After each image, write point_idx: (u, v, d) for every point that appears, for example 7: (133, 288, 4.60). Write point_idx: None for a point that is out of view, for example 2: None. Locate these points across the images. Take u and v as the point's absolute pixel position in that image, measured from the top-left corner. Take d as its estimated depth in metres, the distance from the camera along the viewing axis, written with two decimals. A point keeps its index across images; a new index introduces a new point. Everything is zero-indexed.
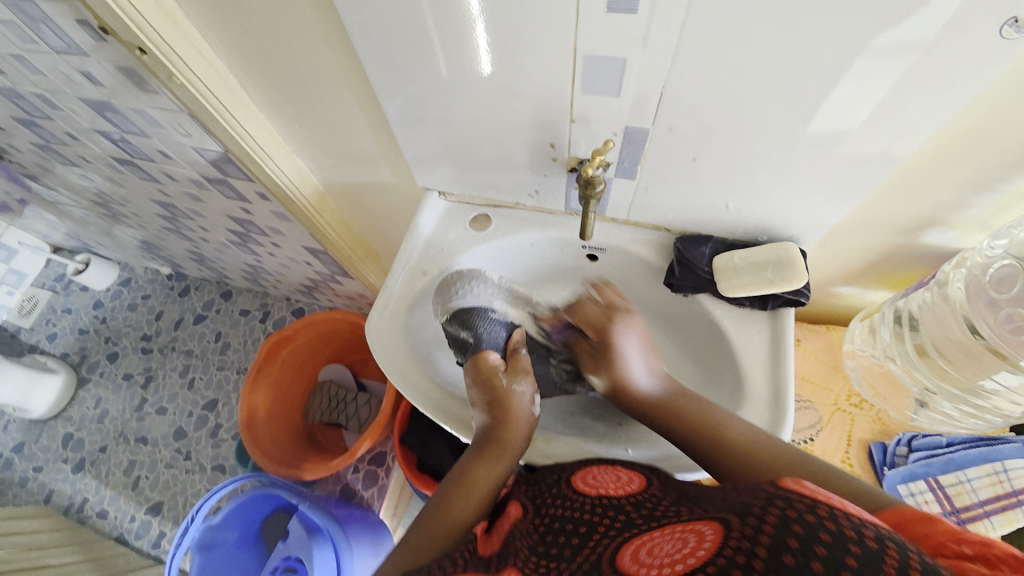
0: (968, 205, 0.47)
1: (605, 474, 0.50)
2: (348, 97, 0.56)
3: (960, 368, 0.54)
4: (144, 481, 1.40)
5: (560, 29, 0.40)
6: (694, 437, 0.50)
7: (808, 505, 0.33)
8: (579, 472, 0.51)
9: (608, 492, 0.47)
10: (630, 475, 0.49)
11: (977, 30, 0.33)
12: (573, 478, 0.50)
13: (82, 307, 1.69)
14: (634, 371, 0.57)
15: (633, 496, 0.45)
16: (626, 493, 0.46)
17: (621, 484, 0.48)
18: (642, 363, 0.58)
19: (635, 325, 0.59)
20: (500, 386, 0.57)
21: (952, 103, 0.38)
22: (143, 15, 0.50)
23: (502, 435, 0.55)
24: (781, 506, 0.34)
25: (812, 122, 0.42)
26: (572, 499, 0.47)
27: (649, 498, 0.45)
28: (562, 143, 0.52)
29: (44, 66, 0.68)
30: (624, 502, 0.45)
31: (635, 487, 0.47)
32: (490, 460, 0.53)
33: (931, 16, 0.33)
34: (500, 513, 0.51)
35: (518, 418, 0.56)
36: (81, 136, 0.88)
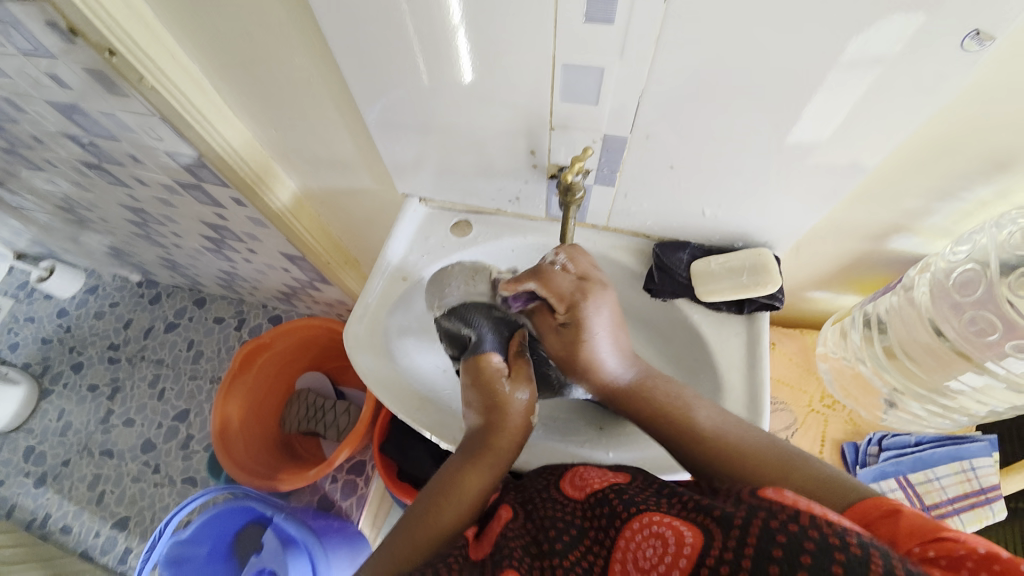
0: (931, 212, 0.49)
1: (591, 470, 0.49)
2: (326, 102, 0.55)
3: (927, 370, 0.57)
4: (110, 496, 1.34)
5: (540, 38, 0.41)
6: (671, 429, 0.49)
7: (792, 516, 0.33)
8: (565, 473, 0.50)
9: (592, 488, 0.46)
10: (615, 470, 0.48)
11: (938, 46, 0.35)
12: (561, 481, 0.49)
13: (45, 315, 1.62)
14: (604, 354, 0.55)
15: (616, 488, 0.45)
16: (611, 486, 0.46)
17: (607, 478, 0.47)
18: (612, 345, 0.55)
19: (607, 300, 0.56)
20: (500, 393, 0.54)
21: (915, 116, 0.39)
22: (113, 16, 0.48)
23: (496, 438, 0.52)
24: (762, 516, 0.34)
25: (790, 132, 0.43)
26: (560, 499, 0.47)
27: (631, 490, 0.45)
28: (542, 150, 0.52)
29: (7, 66, 0.65)
30: (608, 495, 0.44)
31: (620, 480, 0.47)
32: (481, 462, 0.51)
33: (896, 33, 0.34)
34: (492, 517, 0.48)
35: (513, 421, 0.53)
36: (45, 138, 0.85)
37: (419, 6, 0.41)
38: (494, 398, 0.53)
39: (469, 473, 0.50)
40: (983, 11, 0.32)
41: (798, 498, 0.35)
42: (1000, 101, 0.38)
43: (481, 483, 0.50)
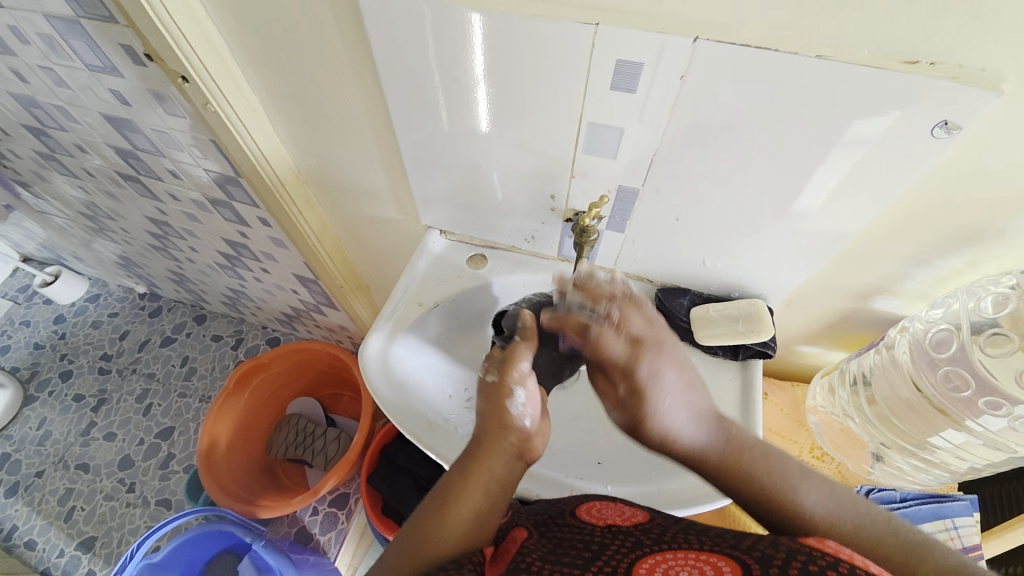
0: (909, 276, 0.54)
1: (608, 507, 0.49)
2: (368, 136, 0.61)
3: (910, 426, 0.60)
4: (79, 513, 1.29)
5: (569, 100, 0.47)
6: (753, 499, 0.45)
7: (830, 561, 0.33)
8: (581, 505, 0.50)
9: (613, 522, 0.45)
10: (634, 510, 0.48)
11: (913, 131, 0.40)
12: (577, 510, 0.49)
13: (42, 320, 1.63)
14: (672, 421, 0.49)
15: (641, 526, 0.45)
16: (633, 522, 0.45)
17: (625, 516, 0.47)
18: (683, 406, 0.49)
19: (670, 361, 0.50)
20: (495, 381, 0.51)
21: (893, 191, 0.45)
22: (198, 53, 0.54)
23: (484, 468, 0.46)
24: (802, 559, 0.33)
25: (793, 202, 0.49)
26: (579, 526, 0.45)
27: (655, 527, 0.44)
28: (561, 197, 0.58)
29: (72, 81, 0.71)
30: (634, 529, 0.44)
31: (639, 519, 0.46)
32: (471, 496, 0.45)
33: (879, 118, 0.40)
34: (504, 538, 0.46)
35: (501, 449, 0.47)
36: (89, 148, 0.90)
37: (465, 63, 0.47)
38: (500, 418, 0.48)
39: (455, 507, 0.44)
40: (952, 106, 0.38)
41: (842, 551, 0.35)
42: (966, 183, 0.44)
43: (471, 518, 0.44)
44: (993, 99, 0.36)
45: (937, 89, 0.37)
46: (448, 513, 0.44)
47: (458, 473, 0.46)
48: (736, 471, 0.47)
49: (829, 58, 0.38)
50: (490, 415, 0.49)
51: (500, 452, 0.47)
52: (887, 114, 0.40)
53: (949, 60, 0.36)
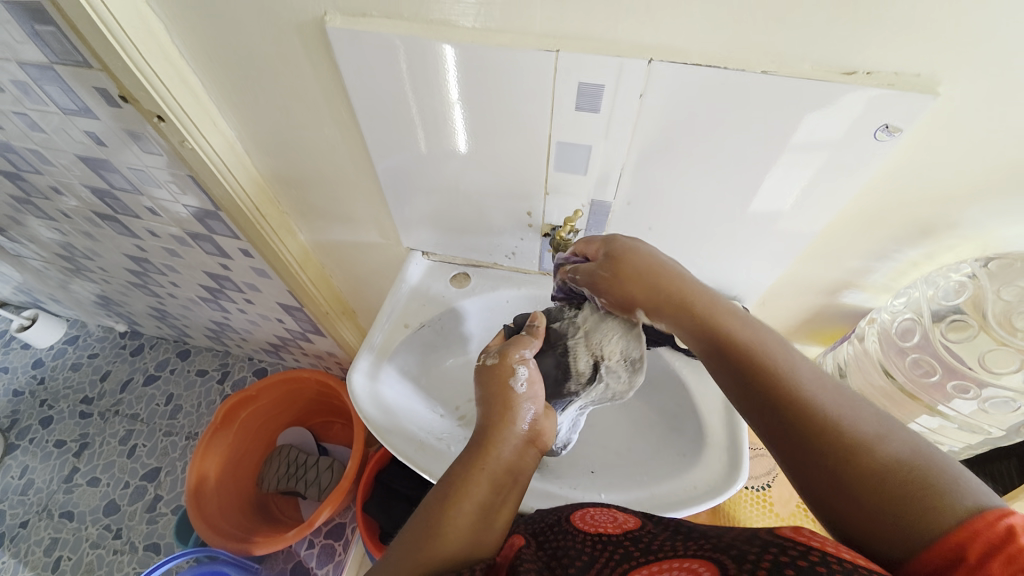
0: (873, 270, 0.56)
1: (602, 514, 0.49)
2: (346, 165, 0.62)
3: (888, 412, 0.63)
4: (65, 563, 1.24)
5: (537, 121, 0.48)
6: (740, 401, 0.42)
7: (803, 552, 0.32)
8: (576, 512, 0.50)
9: (605, 531, 0.46)
10: (626, 516, 0.48)
11: (861, 135, 0.43)
12: (572, 517, 0.49)
13: (19, 366, 1.58)
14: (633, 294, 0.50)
15: (630, 534, 0.44)
16: (624, 531, 0.45)
17: (617, 523, 0.47)
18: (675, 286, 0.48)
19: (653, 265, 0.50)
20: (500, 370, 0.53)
21: (848, 192, 0.47)
22: (173, 93, 0.55)
23: (495, 456, 0.47)
24: (773, 552, 0.33)
25: (750, 205, 0.51)
26: (572, 536, 0.45)
27: (645, 534, 0.44)
28: (537, 213, 0.60)
29: (46, 124, 0.71)
30: (622, 539, 0.43)
31: (631, 526, 0.46)
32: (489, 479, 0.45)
33: (829, 123, 0.43)
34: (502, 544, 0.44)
35: (510, 437, 0.48)
36: (65, 189, 0.89)
37: (436, 89, 0.49)
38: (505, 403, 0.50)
39: (466, 496, 0.44)
40: (892, 110, 0.40)
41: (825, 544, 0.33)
42: (914, 179, 0.46)
43: (482, 507, 0.44)
44: (929, 100, 0.39)
45: (876, 97, 0.40)
46: (458, 501, 0.43)
47: (462, 468, 0.46)
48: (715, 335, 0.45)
49: (775, 73, 0.40)
50: (494, 400, 0.51)
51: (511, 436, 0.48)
52: (833, 120, 0.42)
53: (884, 69, 0.39)
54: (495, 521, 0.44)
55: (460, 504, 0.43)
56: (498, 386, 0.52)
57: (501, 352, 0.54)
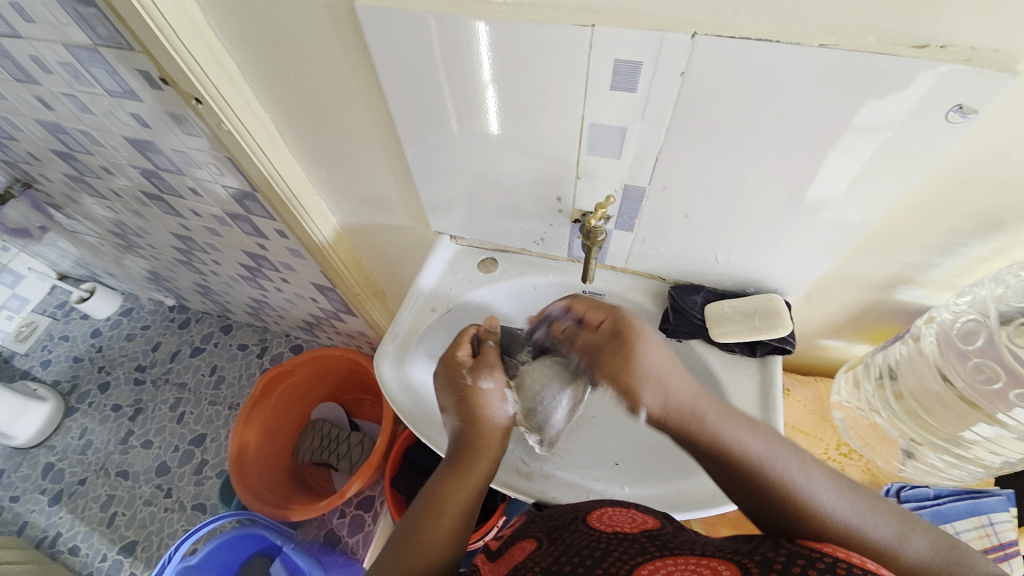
0: (933, 265, 0.52)
1: (620, 514, 0.49)
2: (376, 148, 0.62)
3: (939, 419, 0.57)
4: (121, 518, 1.34)
5: (569, 102, 0.46)
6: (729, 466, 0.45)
7: (831, 566, 0.33)
8: (594, 510, 0.50)
9: (622, 529, 0.46)
10: (645, 517, 0.48)
11: (928, 118, 0.39)
12: (589, 516, 0.49)
13: (80, 335, 1.71)
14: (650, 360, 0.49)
15: (648, 532, 0.45)
16: (642, 530, 0.46)
17: (636, 523, 0.47)
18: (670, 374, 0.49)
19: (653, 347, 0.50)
20: (466, 385, 0.58)
21: (910, 180, 0.43)
22: (209, 74, 0.56)
23: (473, 474, 0.53)
24: (805, 564, 0.34)
25: (807, 190, 0.47)
26: (588, 532, 0.46)
27: (664, 535, 0.45)
28: (567, 198, 0.58)
29: (95, 106, 0.74)
30: (639, 535, 0.44)
31: (650, 526, 0.46)
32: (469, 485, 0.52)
33: (894, 103, 0.39)
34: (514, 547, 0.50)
35: (486, 455, 0.54)
36: (115, 169, 0.94)
37: (465, 68, 0.47)
38: (483, 419, 0.56)
39: (449, 509, 0.49)
40: (966, 88, 0.36)
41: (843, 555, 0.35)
42: (989, 166, 0.42)
43: (463, 515, 0.50)
44: (1008, 79, 0.35)
45: (949, 73, 0.36)
46: (444, 514, 0.49)
47: (450, 479, 0.52)
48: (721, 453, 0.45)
49: (833, 46, 0.37)
50: (471, 422, 0.56)
51: (485, 455, 0.54)
52: (899, 100, 0.38)
53: (960, 42, 0.35)
54: (470, 528, 0.50)
55: (445, 517, 0.49)
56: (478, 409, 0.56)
57: (489, 374, 0.59)
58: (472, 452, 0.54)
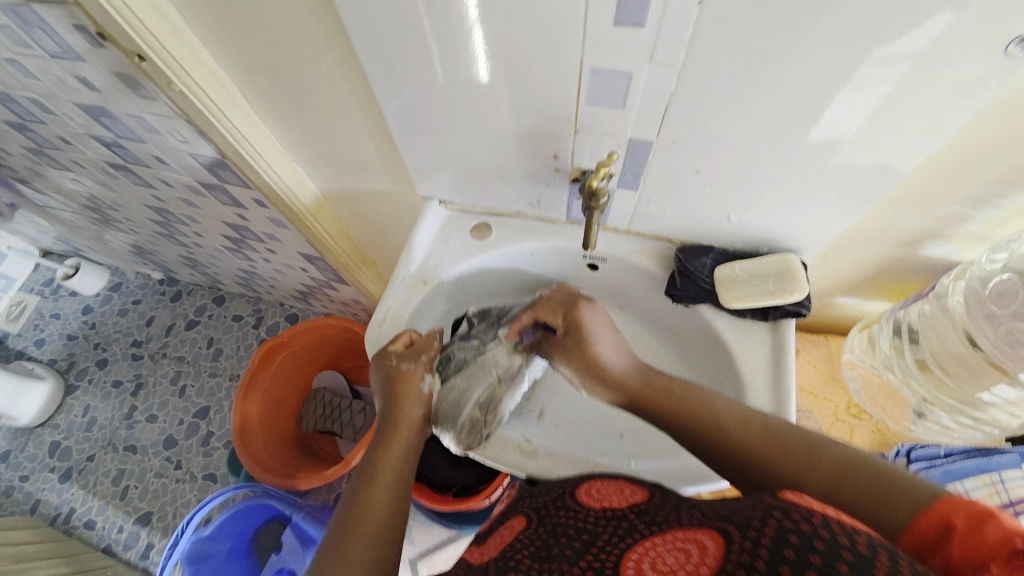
0: (967, 218, 0.48)
1: (608, 486, 0.48)
2: (349, 104, 0.56)
3: (958, 380, 0.54)
4: (133, 491, 1.36)
5: (567, 46, 0.40)
6: (672, 414, 0.49)
7: (804, 515, 0.32)
8: (581, 485, 0.49)
9: (611, 505, 0.45)
10: (633, 488, 0.47)
11: (984, 42, 0.33)
12: (577, 491, 0.48)
13: (71, 312, 1.66)
14: (602, 352, 0.55)
15: (636, 507, 0.44)
16: (630, 504, 0.45)
17: (624, 496, 0.46)
18: (609, 342, 0.56)
19: (599, 312, 0.58)
20: (392, 366, 0.56)
21: (955, 123, 0.38)
22: (149, 26, 0.49)
23: (400, 440, 0.53)
24: (777, 517, 0.32)
25: (815, 131, 0.42)
26: (574, 509, 0.45)
27: (651, 508, 0.44)
28: (565, 155, 0.52)
29: (37, 70, 0.66)
30: (627, 512, 0.43)
31: (638, 500, 0.46)
32: (400, 452, 0.51)
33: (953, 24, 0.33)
34: (503, 524, 0.50)
35: (409, 425, 0.54)
36: (74, 140, 0.86)
37: (438, 6, 0.40)
38: (404, 392, 0.55)
39: (385, 475, 0.49)
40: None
41: (819, 506, 0.33)
42: None
43: (401, 480, 0.49)
44: None
45: None
46: (380, 479, 0.49)
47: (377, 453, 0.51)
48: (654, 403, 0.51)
49: None
50: (391, 395, 0.55)
51: (408, 421, 0.54)
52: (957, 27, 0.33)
53: None
54: (409, 490, 0.51)
55: (381, 479, 0.49)
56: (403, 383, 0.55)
57: (415, 356, 0.57)
58: (396, 423, 0.54)
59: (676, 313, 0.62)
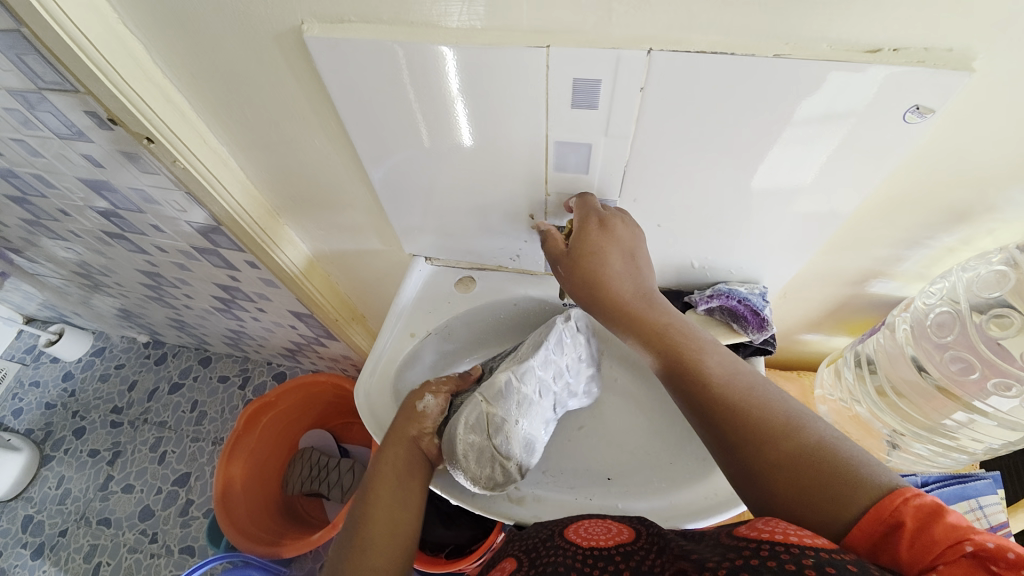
0: (903, 258, 0.53)
1: (596, 526, 0.49)
2: (341, 175, 0.61)
3: (921, 408, 0.58)
4: (105, 569, 1.28)
5: (534, 123, 0.46)
6: (670, 362, 0.47)
7: (755, 549, 0.32)
8: (570, 524, 0.50)
9: (597, 544, 0.46)
10: (620, 527, 0.48)
11: (891, 108, 0.38)
12: (565, 531, 0.49)
13: (51, 379, 1.63)
14: (613, 267, 0.51)
15: (622, 547, 0.45)
16: (617, 543, 0.46)
17: (611, 535, 0.47)
18: (625, 258, 0.51)
19: (622, 228, 0.51)
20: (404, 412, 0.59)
21: (875, 175, 0.43)
22: (159, 114, 0.54)
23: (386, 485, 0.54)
24: (730, 557, 0.33)
25: (764, 182, 0.46)
26: (563, 547, 0.46)
27: (638, 550, 0.44)
28: (540, 214, 0.57)
29: (43, 148, 0.70)
30: (612, 553, 0.44)
31: (625, 539, 0.46)
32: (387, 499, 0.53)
33: (858, 90, 0.37)
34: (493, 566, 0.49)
35: (399, 468, 0.55)
36: (73, 211, 0.90)
37: (419, 88, 0.46)
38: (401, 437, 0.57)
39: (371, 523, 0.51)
40: (921, 89, 0.36)
41: (776, 530, 0.34)
42: (945, 164, 0.42)
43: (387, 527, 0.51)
44: (964, 79, 0.35)
45: (904, 76, 0.36)
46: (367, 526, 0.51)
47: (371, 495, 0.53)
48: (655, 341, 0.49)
49: (790, 55, 0.36)
50: (396, 439, 0.57)
51: (411, 470, 0.55)
52: (867, 98, 0.38)
53: (914, 45, 0.35)
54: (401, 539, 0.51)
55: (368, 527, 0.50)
56: (410, 427, 0.57)
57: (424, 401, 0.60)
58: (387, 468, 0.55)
59: None
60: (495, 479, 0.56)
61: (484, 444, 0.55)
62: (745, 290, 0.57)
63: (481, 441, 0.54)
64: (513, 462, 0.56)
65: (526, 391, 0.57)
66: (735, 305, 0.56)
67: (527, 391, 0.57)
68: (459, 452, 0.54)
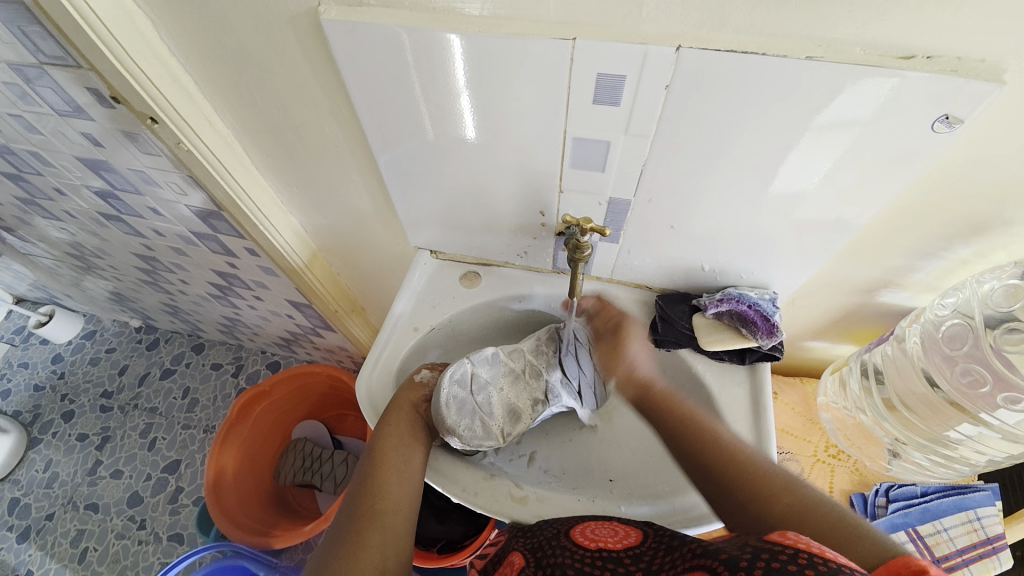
0: (915, 269, 0.53)
1: (602, 528, 0.49)
2: (349, 164, 0.60)
3: (926, 420, 0.58)
4: (92, 555, 1.27)
5: (552, 118, 0.45)
6: (677, 431, 0.55)
7: (789, 554, 0.33)
8: (576, 526, 0.50)
9: (606, 546, 0.46)
10: (627, 530, 0.48)
11: (920, 114, 0.37)
12: (572, 531, 0.49)
13: (39, 361, 1.60)
14: (632, 354, 0.63)
15: (630, 549, 0.45)
16: (625, 546, 0.45)
17: (618, 538, 0.47)
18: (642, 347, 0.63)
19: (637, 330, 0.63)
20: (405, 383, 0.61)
21: (895, 184, 0.43)
22: (166, 94, 0.53)
23: (391, 453, 0.54)
24: (763, 557, 0.34)
25: (782, 184, 0.46)
26: (570, 548, 0.46)
27: (647, 551, 0.44)
28: (551, 212, 0.56)
29: (40, 125, 0.68)
30: (621, 554, 0.44)
31: (632, 542, 0.46)
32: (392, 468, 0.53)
33: (885, 95, 0.37)
34: (502, 563, 0.49)
35: (402, 438, 0.56)
36: (69, 191, 0.88)
37: (435, 76, 0.45)
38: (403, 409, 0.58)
39: (378, 492, 0.52)
40: (951, 98, 0.36)
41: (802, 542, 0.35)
42: (967, 174, 0.42)
43: (394, 497, 0.52)
44: (995, 89, 0.35)
45: (935, 84, 0.35)
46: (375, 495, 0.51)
47: (375, 465, 0.54)
48: (671, 412, 0.57)
49: (820, 59, 0.36)
50: (396, 406, 0.58)
51: (415, 434, 0.56)
52: (896, 103, 0.37)
53: (946, 54, 0.35)
54: (405, 505, 0.52)
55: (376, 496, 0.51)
56: (410, 395, 0.59)
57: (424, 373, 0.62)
58: (389, 437, 0.55)
59: (659, 357, 0.65)
60: (477, 435, 0.56)
61: (468, 403, 0.57)
62: (755, 295, 0.57)
63: (467, 399, 0.57)
64: (496, 422, 0.58)
65: (513, 367, 0.61)
66: (745, 310, 0.55)
67: (516, 365, 0.62)
68: (443, 408, 0.55)
